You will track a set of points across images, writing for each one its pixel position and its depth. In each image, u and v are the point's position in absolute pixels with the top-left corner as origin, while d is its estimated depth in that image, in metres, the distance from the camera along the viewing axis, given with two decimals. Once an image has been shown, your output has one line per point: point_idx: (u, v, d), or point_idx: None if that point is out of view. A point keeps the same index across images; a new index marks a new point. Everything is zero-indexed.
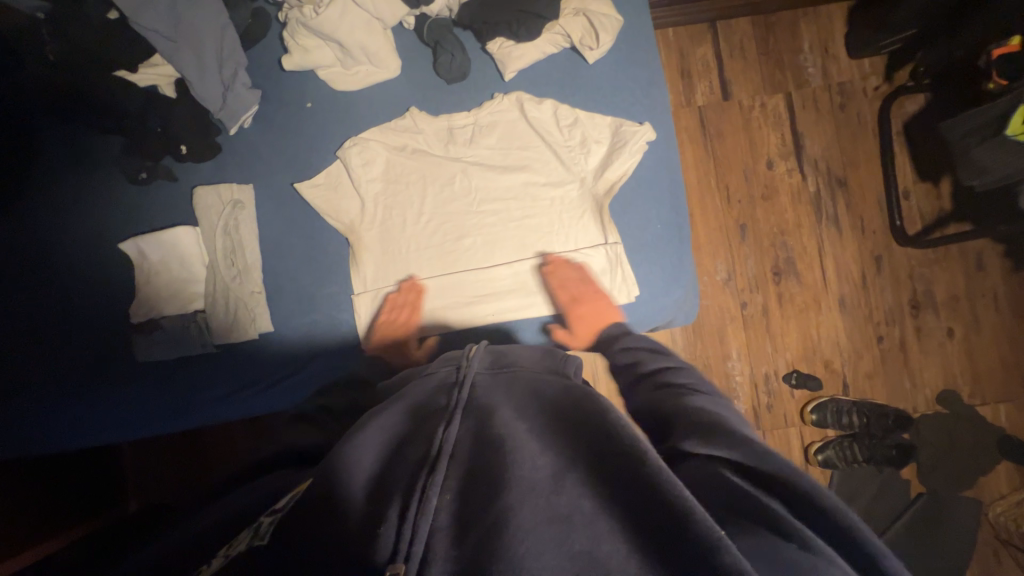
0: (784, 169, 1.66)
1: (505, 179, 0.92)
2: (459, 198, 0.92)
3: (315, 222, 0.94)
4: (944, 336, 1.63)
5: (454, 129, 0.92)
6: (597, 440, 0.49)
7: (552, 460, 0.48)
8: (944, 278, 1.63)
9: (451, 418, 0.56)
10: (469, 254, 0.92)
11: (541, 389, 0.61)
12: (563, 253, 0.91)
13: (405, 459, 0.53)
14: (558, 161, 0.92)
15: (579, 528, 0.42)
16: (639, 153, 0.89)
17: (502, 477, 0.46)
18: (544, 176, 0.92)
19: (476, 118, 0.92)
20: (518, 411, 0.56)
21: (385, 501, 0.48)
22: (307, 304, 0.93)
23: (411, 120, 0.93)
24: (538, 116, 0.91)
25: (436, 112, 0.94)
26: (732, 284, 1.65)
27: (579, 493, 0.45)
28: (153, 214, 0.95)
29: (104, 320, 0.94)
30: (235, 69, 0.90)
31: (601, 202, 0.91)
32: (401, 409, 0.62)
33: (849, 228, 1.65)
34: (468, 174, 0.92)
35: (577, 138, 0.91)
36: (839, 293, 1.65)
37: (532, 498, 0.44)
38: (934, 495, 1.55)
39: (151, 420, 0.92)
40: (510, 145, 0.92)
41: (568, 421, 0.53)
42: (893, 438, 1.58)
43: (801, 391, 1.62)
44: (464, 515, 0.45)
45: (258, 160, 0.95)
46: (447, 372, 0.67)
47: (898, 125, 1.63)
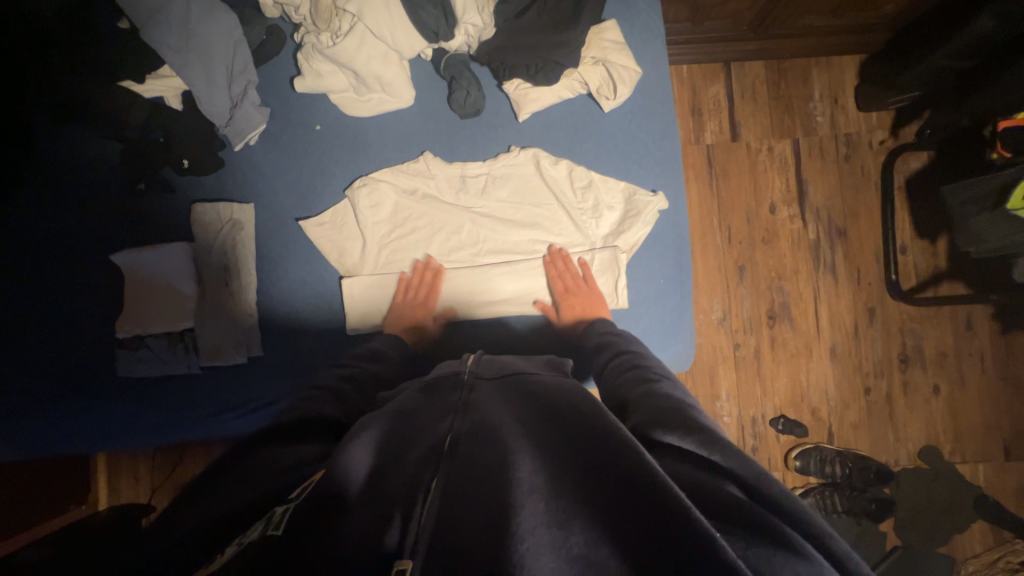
0: (786, 214, 1.67)
1: (514, 235, 0.89)
2: (465, 248, 0.90)
3: (313, 248, 0.92)
4: (930, 392, 1.65)
5: (467, 177, 0.90)
6: (594, 439, 0.47)
7: (550, 462, 0.46)
8: (934, 334, 1.65)
9: (452, 421, 0.55)
10: (469, 308, 0.89)
11: (540, 392, 0.59)
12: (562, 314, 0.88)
13: (402, 458, 0.51)
14: (570, 222, 0.89)
15: (579, 532, 0.40)
16: (650, 224, 0.87)
17: (500, 478, 0.44)
18: (554, 235, 0.89)
19: (490, 169, 0.90)
20: (513, 412, 0.55)
21: (383, 499, 0.46)
22: (298, 331, 0.91)
23: (424, 165, 0.90)
24: (553, 175, 0.89)
25: (449, 159, 0.92)
26: (726, 325, 1.66)
27: (580, 497, 0.42)
28: (147, 226, 0.92)
29: (89, 331, 0.91)
30: (245, 88, 0.89)
31: (618, 258, 0.87)
32: (397, 407, 0.61)
33: (845, 278, 1.67)
34: (477, 224, 0.90)
35: (589, 202, 0.89)
36: (831, 342, 1.66)
37: (531, 499, 0.42)
38: (909, 549, 1.56)
39: (129, 435, 0.89)
40: (523, 200, 0.90)
41: (569, 421, 0.51)
42: (874, 490, 1.59)
43: (786, 436, 1.63)
44: (456, 514, 0.43)
45: (262, 180, 0.93)
46: (444, 378, 0.67)
47: (901, 180, 1.65)
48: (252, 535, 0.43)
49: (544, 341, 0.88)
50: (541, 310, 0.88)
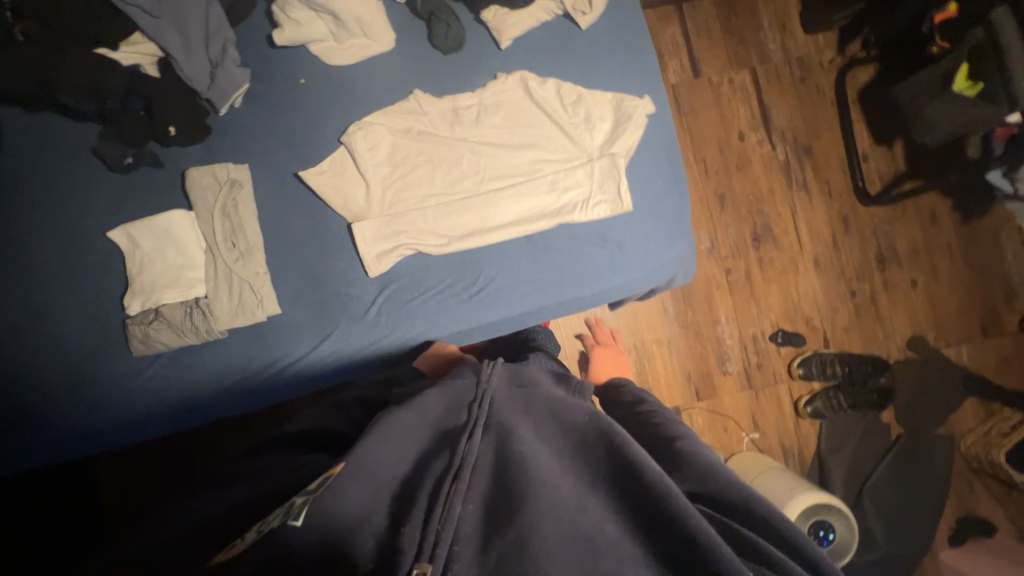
0: (754, 140, 1.76)
1: (514, 156, 0.91)
2: (468, 178, 0.91)
3: (316, 199, 0.91)
4: (908, 287, 1.76)
5: (459, 110, 0.92)
6: (623, 469, 0.56)
7: (575, 488, 0.55)
8: (904, 232, 1.77)
9: (473, 431, 0.61)
10: (481, 236, 0.90)
11: (561, 411, 0.67)
12: (567, 226, 0.90)
13: (428, 472, 0.58)
14: (565, 137, 0.91)
15: (602, 548, 0.49)
16: (642, 126, 0.90)
17: (536, 498, 0.52)
18: (552, 152, 0.91)
19: (480, 98, 0.92)
20: (534, 434, 0.63)
21: (408, 507, 0.53)
22: (316, 283, 0.91)
23: (415, 103, 0.92)
24: (542, 95, 0.91)
25: (439, 95, 0.93)
26: (715, 253, 1.73)
27: (603, 519, 0.52)
28: (141, 202, 0.90)
29: (94, 317, 0.88)
30: (224, 46, 0.89)
31: (617, 162, 0.89)
32: (422, 422, 0.66)
33: (817, 192, 1.77)
34: (476, 153, 0.91)
35: (581, 115, 0.91)
36: (814, 254, 1.75)
37: (557, 517, 0.51)
38: (913, 434, 1.66)
39: (155, 422, 0.89)
40: (516, 124, 0.92)
41: (595, 451, 0.60)
42: (873, 383, 1.69)
43: (786, 347, 1.72)
44: (490, 531, 0.51)
45: (254, 140, 0.92)
46: (465, 387, 0.71)
47: (853, 94, 1.76)
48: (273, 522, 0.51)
49: (557, 254, 0.91)
50: (551, 225, 0.90)
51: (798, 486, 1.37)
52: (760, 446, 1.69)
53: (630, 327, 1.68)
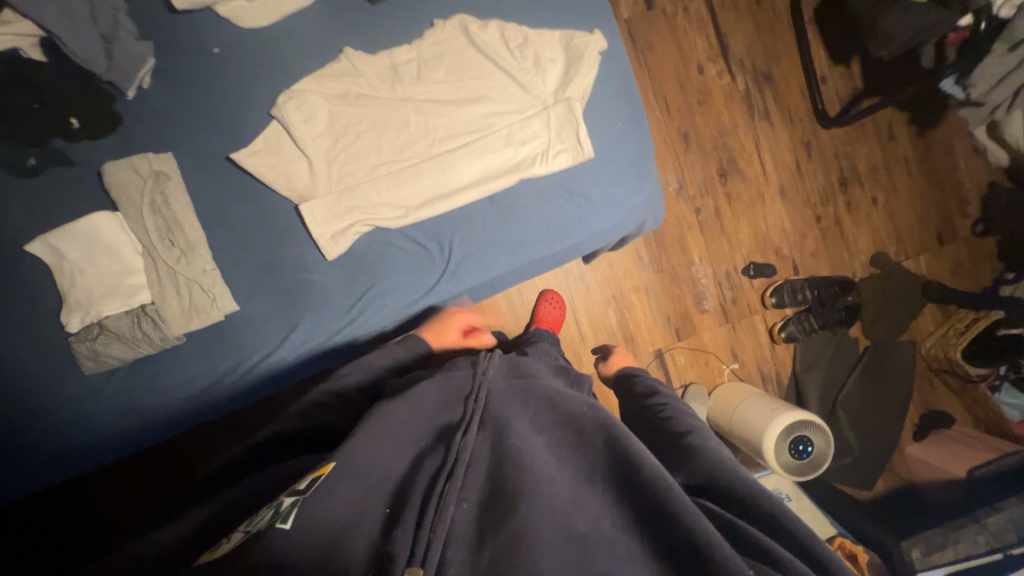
0: (714, 71, 1.71)
1: (463, 112, 0.85)
2: (418, 141, 0.85)
3: (256, 183, 0.84)
4: (870, 206, 1.80)
5: (398, 66, 0.84)
6: (618, 462, 0.59)
7: (571, 485, 0.58)
8: (864, 152, 1.79)
9: (469, 428, 0.64)
10: (439, 203, 0.85)
11: (560, 402, 0.70)
12: (528, 181, 0.86)
13: (424, 470, 0.61)
14: (515, 85, 0.85)
15: (595, 545, 0.52)
16: (596, 64, 0.84)
17: (530, 497, 0.55)
18: (504, 104, 0.85)
19: (419, 51, 0.84)
20: (532, 429, 0.66)
21: (402, 505, 0.56)
22: (272, 273, 0.85)
23: (348, 63, 0.83)
24: (486, 40, 0.84)
25: (373, 51, 0.85)
26: (684, 194, 1.72)
27: (597, 517, 0.55)
28: (55, 207, 0.80)
29: (29, 340, 0.80)
30: (113, 16, 0.77)
31: (573, 106, 0.83)
32: (421, 418, 0.69)
33: (778, 120, 1.75)
34: (422, 113, 0.85)
35: (529, 58, 0.85)
36: (779, 184, 1.76)
37: (549, 515, 0.54)
38: (879, 345, 1.76)
39: (121, 439, 0.84)
40: (462, 75, 0.85)
41: (590, 443, 0.63)
42: (841, 301, 1.76)
43: (759, 279, 1.76)
44: (483, 531, 0.54)
45: (173, 123, 0.83)
46: (464, 380, 0.74)
47: (810, 11, 1.71)
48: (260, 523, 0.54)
49: (522, 212, 0.87)
50: (511, 182, 0.85)
51: (781, 407, 1.45)
52: (741, 376, 1.76)
53: (607, 279, 1.68)
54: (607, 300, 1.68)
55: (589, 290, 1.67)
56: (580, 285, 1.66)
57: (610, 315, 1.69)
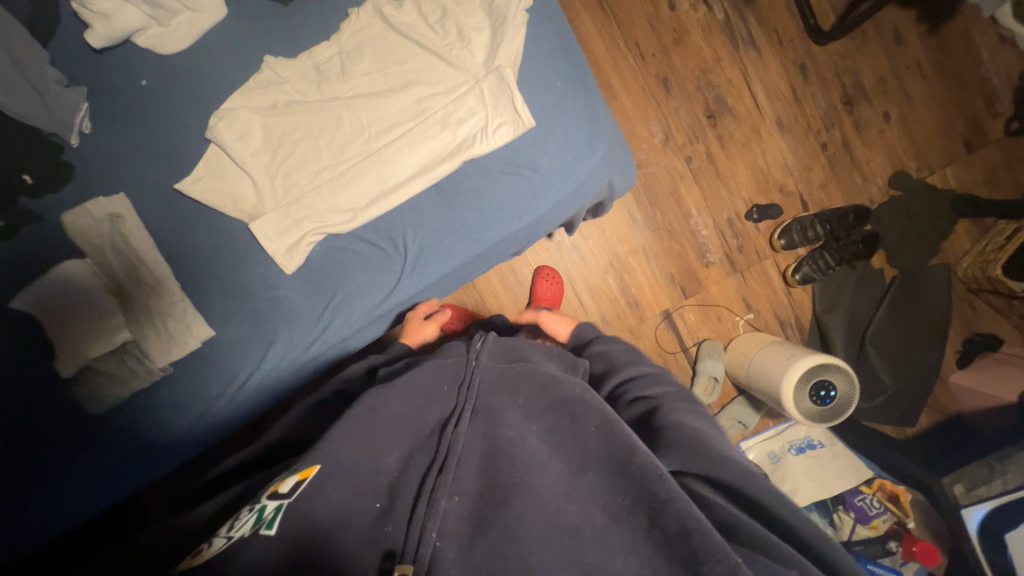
0: (687, 5, 1.58)
1: (394, 101, 0.81)
2: (355, 140, 0.83)
3: (207, 209, 0.85)
4: (882, 122, 1.64)
5: (320, 65, 0.81)
6: (612, 449, 0.57)
7: (565, 478, 0.57)
8: (869, 63, 1.61)
9: (460, 418, 0.63)
10: (385, 200, 0.83)
11: (553, 385, 0.66)
12: (471, 162, 0.83)
13: (417, 462, 0.60)
14: (443, 63, 0.80)
15: (588, 538, 0.52)
16: (523, 23, 0.79)
17: (522, 492, 0.55)
18: (434, 84, 0.81)
19: (339, 46, 0.81)
20: (525, 416, 0.64)
21: (396, 501, 0.56)
22: (240, 294, 0.87)
23: (271, 72, 0.81)
24: (404, 21, 0.80)
25: (294, 55, 0.83)
26: (672, 144, 1.62)
27: (588, 508, 0.55)
28: (27, 263, 0.83)
29: (31, 391, 0.85)
30: (38, 67, 0.77)
31: (504, 74, 0.78)
32: (412, 406, 0.66)
33: (766, 45, 1.60)
34: (353, 110, 0.82)
35: (452, 32, 0.80)
36: (775, 115, 1.63)
37: (542, 510, 0.54)
38: (908, 273, 1.62)
39: (129, 470, 0.89)
40: (387, 63, 0.81)
41: (582, 429, 0.61)
42: (858, 233, 1.63)
43: (764, 222, 1.65)
44: (477, 526, 0.54)
45: (120, 163, 0.84)
46: (457, 368, 0.71)
47: None
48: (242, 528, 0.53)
49: (471, 194, 0.84)
50: (454, 167, 0.82)
51: (796, 353, 1.38)
52: (758, 326, 1.68)
53: (602, 246, 1.62)
54: (605, 268, 1.62)
55: (585, 260, 1.61)
56: (575, 257, 1.61)
57: (610, 282, 1.63)
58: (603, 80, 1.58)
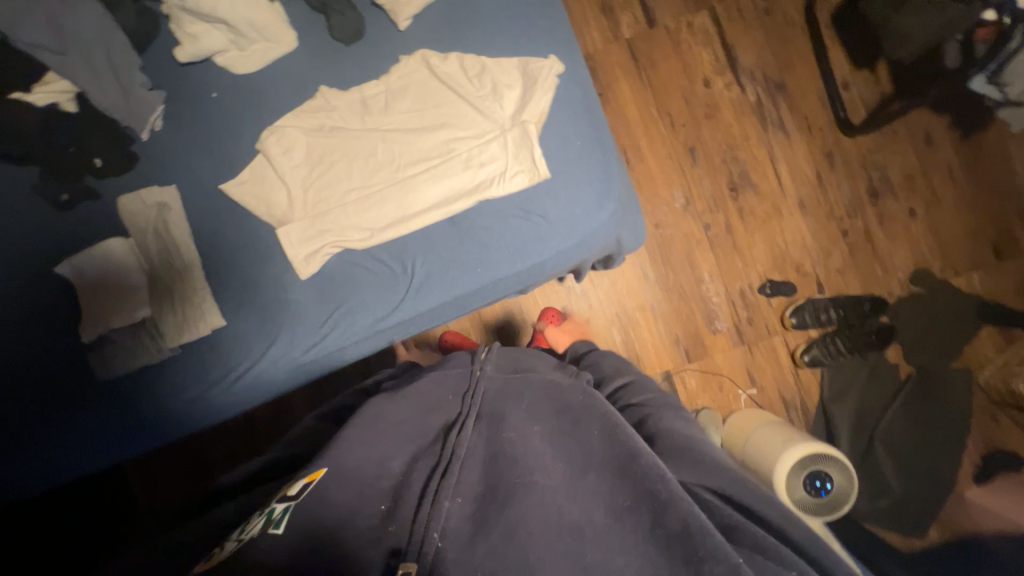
0: (721, 84, 1.67)
1: (426, 139, 0.89)
2: (384, 168, 0.90)
3: (242, 210, 0.93)
4: (907, 218, 1.64)
5: (367, 100, 0.91)
6: (613, 457, 0.61)
7: (569, 480, 0.61)
8: (897, 160, 1.64)
9: (465, 422, 0.67)
10: (402, 225, 0.89)
11: (555, 399, 0.72)
12: (486, 203, 0.89)
13: (421, 464, 0.64)
14: (475, 111, 0.88)
15: (590, 536, 0.56)
16: (552, 87, 0.87)
17: (525, 493, 0.58)
18: (464, 129, 0.89)
19: (386, 85, 0.90)
20: (529, 421, 0.68)
21: (402, 498, 0.59)
22: (254, 291, 0.93)
23: (323, 100, 0.91)
24: (447, 71, 0.89)
25: (346, 88, 0.92)
26: (691, 209, 1.66)
27: (589, 509, 0.58)
28: (78, 234, 0.93)
29: (52, 351, 0.92)
30: (130, 71, 0.90)
31: (528, 129, 0.86)
32: (417, 411, 0.71)
33: (795, 130, 1.66)
34: (388, 141, 0.90)
35: (488, 86, 0.88)
36: (798, 197, 1.66)
37: (545, 509, 0.57)
38: (923, 373, 1.56)
39: (115, 442, 0.94)
40: (425, 105, 0.90)
41: (585, 439, 0.65)
42: (873, 323, 1.61)
43: (777, 298, 1.65)
44: (480, 519, 0.57)
45: (177, 160, 0.94)
46: (461, 377, 0.76)
47: (825, 19, 1.65)
48: (252, 531, 0.56)
49: (481, 231, 0.90)
50: (470, 204, 0.88)
51: (793, 437, 1.33)
52: (759, 402, 1.63)
53: (611, 298, 1.64)
54: (611, 320, 1.64)
55: (592, 309, 1.64)
56: (582, 304, 1.63)
57: (613, 334, 1.64)
58: (632, 142, 1.66)
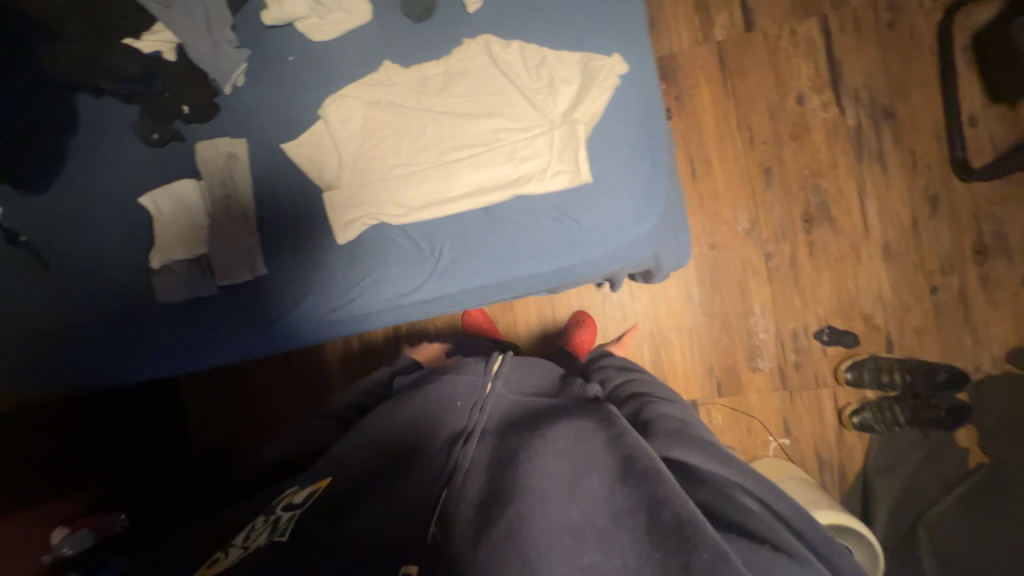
0: (817, 103, 1.50)
1: (474, 126, 0.89)
2: (430, 149, 0.92)
3: (297, 170, 0.99)
4: (1018, 286, 1.40)
5: (426, 79, 0.92)
6: (614, 465, 0.61)
7: (568, 479, 0.60)
8: (1020, 216, 1.40)
9: (471, 431, 0.69)
10: (438, 208, 0.90)
11: (558, 414, 0.72)
12: (521, 198, 0.88)
13: (427, 468, 0.66)
14: (527, 103, 0.86)
15: (589, 540, 0.54)
16: (610, 88, 0.82)
17: (522, 491, 0.58)
18: (513, 121, 0.87)
19: (446, 67, 0.91)
20: (533, 429, 0.69)
21: (410, 500, 0.61)
22: (296, 248, 0.99)
23: (385, 74, 0.94)
24: (507, 59, 0.87)
25: (408, 65, 0.94)
26: (754, 235, 1.53)
27: (590, 510, 0.57)
28: (164, 171, 1.05)
29: (130, 269, 1.05)
30: (222, 29, 0.98)
31: (576, 129, 0.83)
32: (424, 414, 0.73)
33: (897, 165, 1.46)
34: (438, 123, 0.91)
35: (544, 79, 0.86)
36: (884, 240, 1.47)
37: (545, 509, 0.57)
38: (997, 465, 1.36)
39: (165, 360, 1.06)
40: (479, 91, 0.89)
41: (586, 446, 0.64)
42: (945, 398, 1.41)
43: (834, 348, 1.49)
44: (483, 513, 0.58)
45: (251, 116, 1.02)
46: (471, 384, 0.76)
47: (961, 41, 1.41)
48: (258, 539, 0.61)
49: (512, 226, 0.89)
50: (506, 197, 0.87)
51: (818, 501, 1.21)
52: (790, 454, 1.51)
53: (647, 313, 1.57)
54: (643, 335, 1.57)
55: (625, 321, 1.58)
56: (616, 314, 1.58)
57: (643, 350, 1.58)
58: (702, 155, 1.55)
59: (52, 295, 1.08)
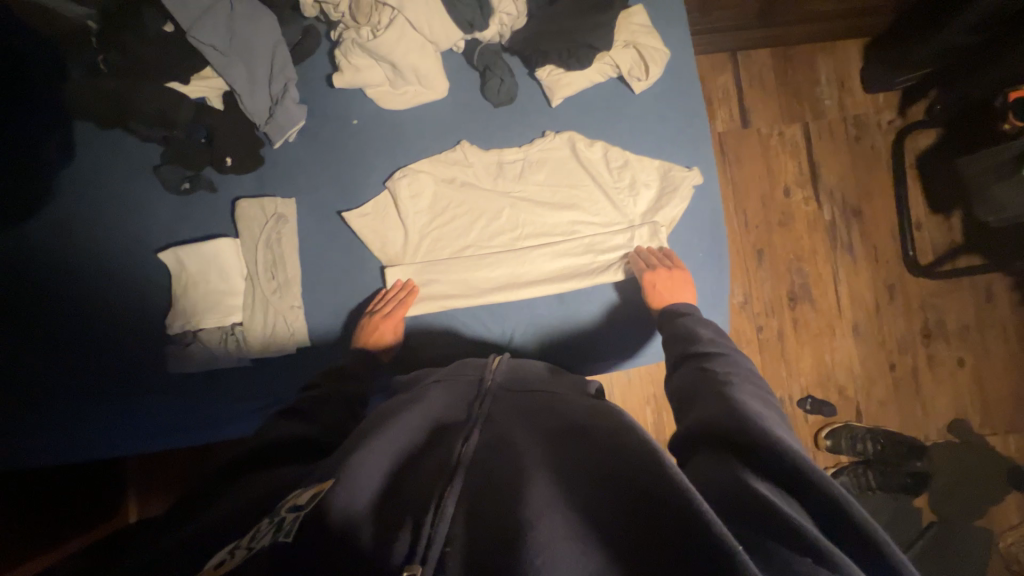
0: (800, 196, 1.71)
1: (553, 216, 0.91)
2: (505, 233, 0.91)
3: (355, 238, 0.93)
4: (955, 366, 1.66)
5: (504, 163, 0.92)
6: (620, 461, 0.46)
7: (565, 488, 0.45)
8: (955, 307, 1.67)
9: (471, 430, 0.54)
10: (512, 293, 0.89)
11: (560, 408, 0.59)
12: (595, 287, 0.90)
13: (415, 471, 0.51)
14: (608, 201, 0.92)
15: (595, 555, 0.40)
16: (687, 199, 0.89)
17: (518, 499, 0.44)
18: (594, 215, 0.92)
19: (526, 154, 0.92)
20: (530, 432, 0.54)
21: (394, 514, 0.45)
22: (346, 319, 0.92)
23: (462, 154, 0.93)
24: (590, 157, 0.92)
25: (487, 147, 0.94)
26: (748, 308, 1.68)
27: (592, 521, 0.42)
28: (191, 224, 0.94)
29: (140, 329, 0.93)
30: (283, 84, 0.91)
31: (658, 231, 0.90)
32: (421, 414, 0.59)
33: (863, 255, 1.69)
34: (516, 209, 0.92)
35: (626, 180, 0.91)
36: (853, 320, 1.68)
37: (549, 517, 0.42)
38: (945, 523, 1.56)
39: (160, 434, 0.92)
40: (560, 183, 0.92)
41: (590, 441, 0.51)
42: (909, 466, 1.60)
43: (815, 415, 1.64)
44: (475, 520, 0.43)
45: (302, 174, 0.95)
46: (466, 385, 0.66)
47: (911, 159, 1.69)
48: (262, 541, 0.42)
49: (586, 319, 0.90)
50: (584, 290, 0.90)
51: None
52: None
53: None
54: None
55: None
56: None
57: None
58: None
59: (30, 355, 0.92)
